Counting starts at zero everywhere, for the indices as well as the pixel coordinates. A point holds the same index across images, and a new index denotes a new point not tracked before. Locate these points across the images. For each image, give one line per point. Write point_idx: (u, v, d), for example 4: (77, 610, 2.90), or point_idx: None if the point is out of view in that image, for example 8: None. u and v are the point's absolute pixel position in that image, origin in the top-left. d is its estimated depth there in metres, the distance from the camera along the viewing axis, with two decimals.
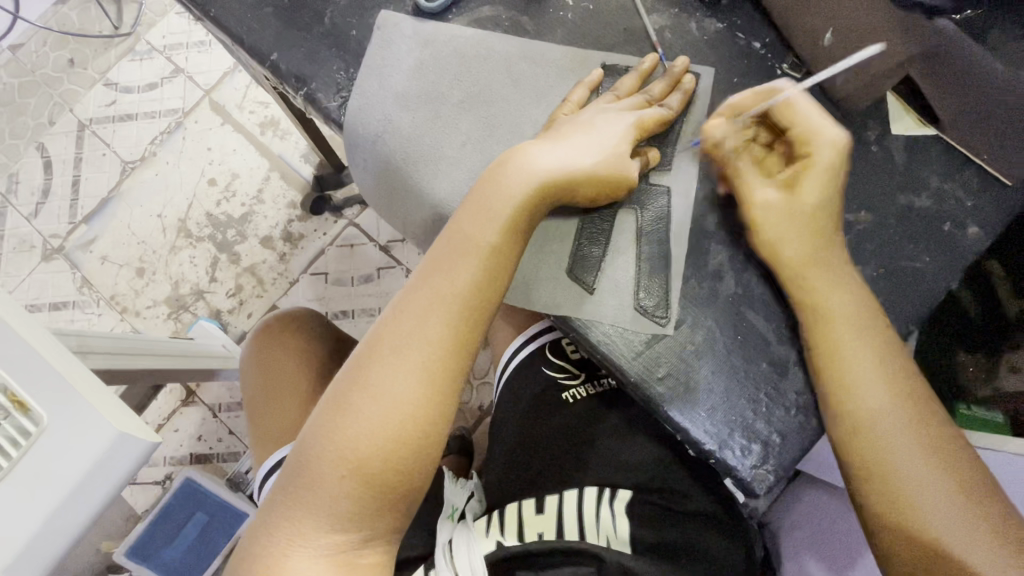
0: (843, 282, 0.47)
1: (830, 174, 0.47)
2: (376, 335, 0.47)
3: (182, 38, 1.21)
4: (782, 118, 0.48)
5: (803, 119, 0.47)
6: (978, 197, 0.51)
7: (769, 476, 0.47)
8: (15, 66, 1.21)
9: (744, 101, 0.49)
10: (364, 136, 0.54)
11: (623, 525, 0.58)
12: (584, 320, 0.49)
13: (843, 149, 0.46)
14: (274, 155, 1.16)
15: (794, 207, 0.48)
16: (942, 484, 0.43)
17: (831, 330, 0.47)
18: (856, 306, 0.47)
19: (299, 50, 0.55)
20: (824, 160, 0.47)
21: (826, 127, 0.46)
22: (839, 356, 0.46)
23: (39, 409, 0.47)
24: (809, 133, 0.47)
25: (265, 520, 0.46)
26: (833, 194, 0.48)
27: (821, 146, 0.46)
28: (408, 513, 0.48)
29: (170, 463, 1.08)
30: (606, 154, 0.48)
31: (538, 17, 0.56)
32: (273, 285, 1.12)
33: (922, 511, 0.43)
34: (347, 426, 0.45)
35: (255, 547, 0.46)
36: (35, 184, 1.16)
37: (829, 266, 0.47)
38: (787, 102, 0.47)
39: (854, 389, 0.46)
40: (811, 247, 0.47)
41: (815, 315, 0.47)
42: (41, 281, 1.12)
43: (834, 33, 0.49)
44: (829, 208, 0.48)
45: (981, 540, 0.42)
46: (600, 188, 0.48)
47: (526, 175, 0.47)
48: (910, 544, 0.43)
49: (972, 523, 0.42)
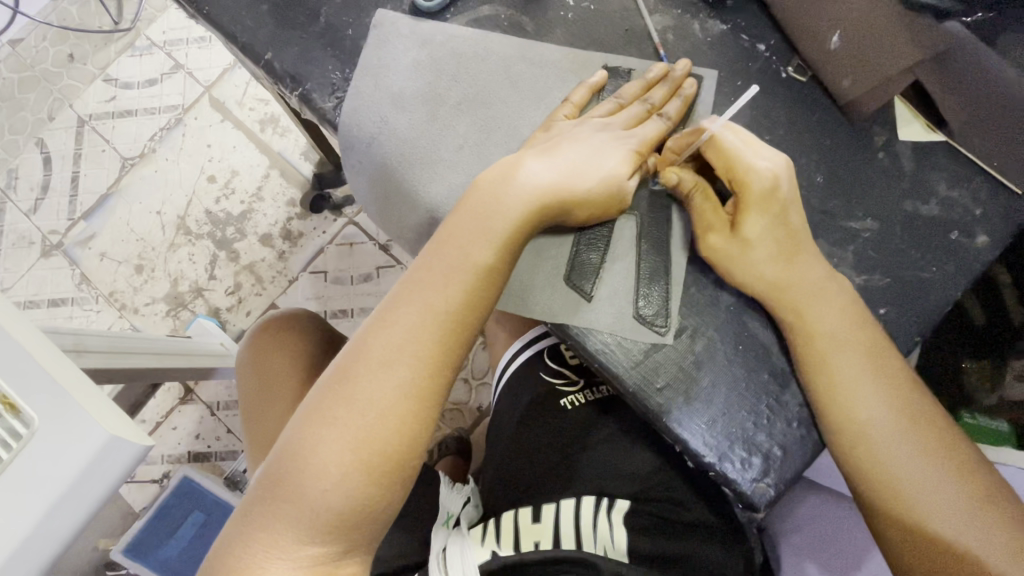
0: (830, 300, 0.47)
1: (767, 206, 0.46)
2: (363, 345, 0.46)
3: (182, 34, 1.20)
4: (717, 151, 0.47)
5: (729, 153, 0.47)
6: (987, 204, 0.50)
7: (770, 489, 0.46)
8: (15, 61, 1.20)
9: (677, 141, 0.49)
10: (360, 137, 0.53)
11: (620, 536, 0.56)
12: (583, 328, 0.48)
13: (771, 181, 0.46)
14: (274, 153, 1.15)
15: (741, 240, 0.47)
16: (942, 487, 0.44)
17: (819, 352, 0.46)
18: (846, 330, 0.46)
19: (295, 49, 0.54)
20: (753, 192, 0.46)
21: (753, 160, 0.46)
22: (807, 378, 0.47)
23: (30, 411, 0.47)
24: (736, 167, 0.46)
25: (239, 529, 0.45)
26: (778, 223, 0.47)
27: (750, 177, 0.46)
28: (387, 522, 0.47)
29: (169, 460, 1.08)
30: (603, 173, 0.47)
31: (538, 17, 0.55)
32: (272, 283, 1.11)
33: (926, 514, 0.44)
34: (332, 438, 0.44)
35: (228, 558, 0.44)
36: (34, 179, 1.16)
37: (804, 285, 0.47)
38: (710, 138, 0.47)
39: (843, 402, 0.46)
40: (780, 272, 0.47)
41: (796, 337, 0.47)
42: (40, 278, 1.11)
43: (841, 35, 0.49)
44: (777, 234, 0.47)
45: (982, 537, 0.43)
46: (596, 210, 0.48)
47: (520, 194, 0.47)
48: (917, 543, 0.44)
49: (973, 521, 0.43)
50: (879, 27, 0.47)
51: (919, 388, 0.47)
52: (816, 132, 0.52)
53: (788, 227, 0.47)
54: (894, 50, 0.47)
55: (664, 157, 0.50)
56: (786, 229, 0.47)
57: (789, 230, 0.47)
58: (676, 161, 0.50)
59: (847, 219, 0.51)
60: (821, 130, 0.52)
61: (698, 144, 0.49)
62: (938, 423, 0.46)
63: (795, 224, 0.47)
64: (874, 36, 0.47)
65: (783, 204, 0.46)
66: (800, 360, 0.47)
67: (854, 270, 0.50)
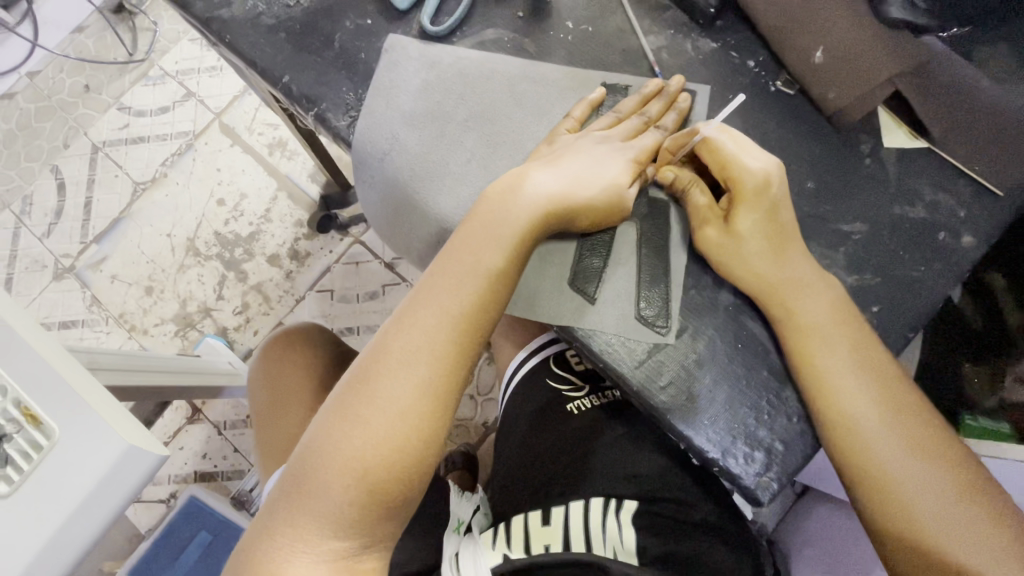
0: (819, 295, 0.49)
1: (758, 201, 0.49)
2: (382, 347, 0.48)
3: (194, 63, 1.25)
4: (713, 150, 0.50)
5: (723, 154, 0.50)
6: (972, 207, 0.52)
7: (773, 483, 0.48)
8: (33, 92, 1.25)
9: (671, 141, 0.52)
10: (372, 153, 0.56)
11: (629, 536, 0.58)
12: (587, 329, 0.50)
13: (763, 179, 0.48)
14: (282, 175, 1.19)
15: (734, 234, 0.50)
16: (926, 474, 0.46)
17: (808, 342, 0.48)
18: (835, 321, 0.48)
19: (310, 73, 0.58)
20: (746, 189, 0.49)
21: (746, 160, 0.49)
22: (798, 369, 0.48)
23: (51, 422, 0.49)
24: (730, 166, 0.49)
25: (265, 526, 0.47)
26: (768, 219, 0.49)
27: (744, 176, 0.49)
28: (405, 519, 0.48)
29: (175, 481, 1.09)
30: (604, 182, 0.50)
31: (539, 39, 0.58)
32: (280, 303, 1.14)
33: (910, 500, 0.46)
34: (353, 434, 0.46)
35: (255, 553, 0.46)
36: (48, 205, 1.19)
37: (796, 279, 0.49)
38: (704, 140, 0.50)
39: (839, 405, 0.47)
40: (771, 266, 0.49)
41: (785, 328, 0.49)
42: (51, 301, 1.14)
43: (825, 50, 0.52)
44: (768, 230, 0.49)
45: (962, 522, 0.45)
46: (597, 217, 0.50)
47: (526, 204, 0.49)
48: (909, 545, 0.45)
49: (954, 506, 0.45)
50: (860, 42, 0.51)
51: (913, 391, 0.49)
52: (804, 141, 0.54)
53: (779, 222, 0.49)
54: (876, 59, 0.51)
55: (659, 155, 0.53)
56: (777, 225, 0.49)
57: (779, 226, 0.49)
58: (672, 160, 0.53)
59: (838, 222, 0.53)
60: (809, 139, 0.54)
61: (692, 145, 0.51)
62: (933, 426, 0.48)
63: (785, 220, 0.50)
64: (858, 49, 0.51)
65: (774, 202, 0.49)
66: (791, 349, 0.49)
67: (846, 271, 0.52)
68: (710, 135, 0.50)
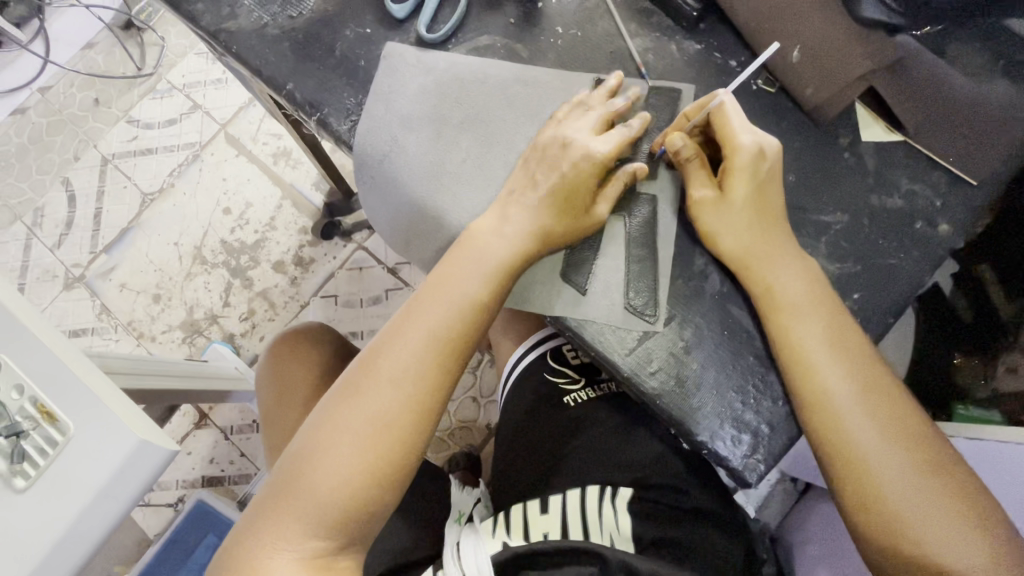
0: (799, 273, 0.51)
1: (752, 174, 0.51)
2: (373, 353, 0.51)
3: (201, 76, 1.28)
4: (717, 122, 0.53)
5: (725, 127, 0.52)
6: (947, 197, 0.54)
7: (760, 464, 0.50)
8: (44, 107, 1.28)
9: (690, 107, 0.54)
10: (371, 155, 0.59)
11: (624, 522, 0.60)
12: (580, 319, 0.52)
13: (755, 154, 0.51)
14: (286, 184, 1.22)
15: (725, 206, 0.52)
16: (896, 456, 0.47)
17: (790, 319, 0.50)
18: (813, 301, 0.50)
19: (312, 80, 0.60)
20: (738, 162, 0.51)
21: (741, 135, 0.51)
22: (779, 346, 0.50)
23: (66, 419, 0.50)
24: (728, 140, 0.51)
25: (249, 524, 0.48)
26: (756, 195, 0.52)
27: (737, 150, 0.51)
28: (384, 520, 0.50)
29: (182, 486, 1.11)
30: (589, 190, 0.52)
31: (531, 44, 0.61)
32: (284, 308, 1.16)
33: (881, 481, 0.47)
34: (340, 434, 0.48)
35: (237, 549, 0.47)
36: (59, 217, 1.22)
37: (779, 256, 0.51)
38: (718, 112, 0.52)
39: (821, 398, 0.48)
40: (755, 241, 0.51)
41: (766, 306, 0.51)
42: (62, 310, 1.16)
43: (802, 49, 0.54)
44: (755, 205, 0.52)
45: (929, 505, 0.46)
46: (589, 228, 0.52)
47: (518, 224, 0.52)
48: (878, 525, 0.47)
49: (920, 490, 0.46)
50: (837, 43, 0.53)
51: (891, 381, 0.50)
52: (785, 135, 0.57)
53: (767, 199, 0.52)
54: (850, 56, 0.53)
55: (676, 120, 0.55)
56: (764, 200, 0.52)
57: (767, 203, 0.52)
58: (684, 125, 0.55)
59: (818, 213, 0.55)
60: (791, 133, 0.57)
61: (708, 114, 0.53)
62: (907, 414, 0.49)
63: (772, 197, 0.52)
64: (838, 50, 0.53)
65: (763, 179, 0.51)
66: (773, 325, 0.51)
67: (828, 260, 0.54)
68: (722, 105, 0.52)
